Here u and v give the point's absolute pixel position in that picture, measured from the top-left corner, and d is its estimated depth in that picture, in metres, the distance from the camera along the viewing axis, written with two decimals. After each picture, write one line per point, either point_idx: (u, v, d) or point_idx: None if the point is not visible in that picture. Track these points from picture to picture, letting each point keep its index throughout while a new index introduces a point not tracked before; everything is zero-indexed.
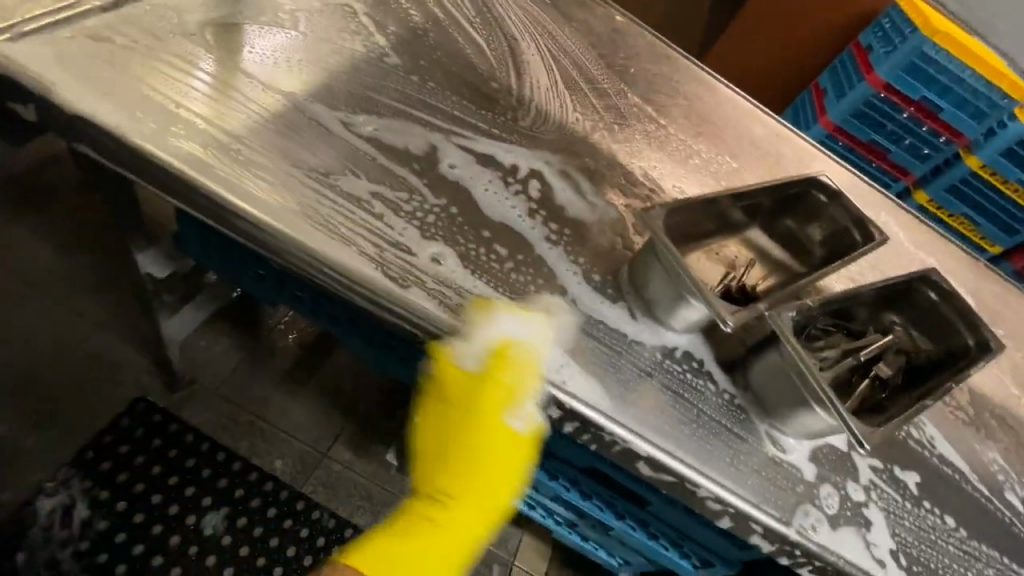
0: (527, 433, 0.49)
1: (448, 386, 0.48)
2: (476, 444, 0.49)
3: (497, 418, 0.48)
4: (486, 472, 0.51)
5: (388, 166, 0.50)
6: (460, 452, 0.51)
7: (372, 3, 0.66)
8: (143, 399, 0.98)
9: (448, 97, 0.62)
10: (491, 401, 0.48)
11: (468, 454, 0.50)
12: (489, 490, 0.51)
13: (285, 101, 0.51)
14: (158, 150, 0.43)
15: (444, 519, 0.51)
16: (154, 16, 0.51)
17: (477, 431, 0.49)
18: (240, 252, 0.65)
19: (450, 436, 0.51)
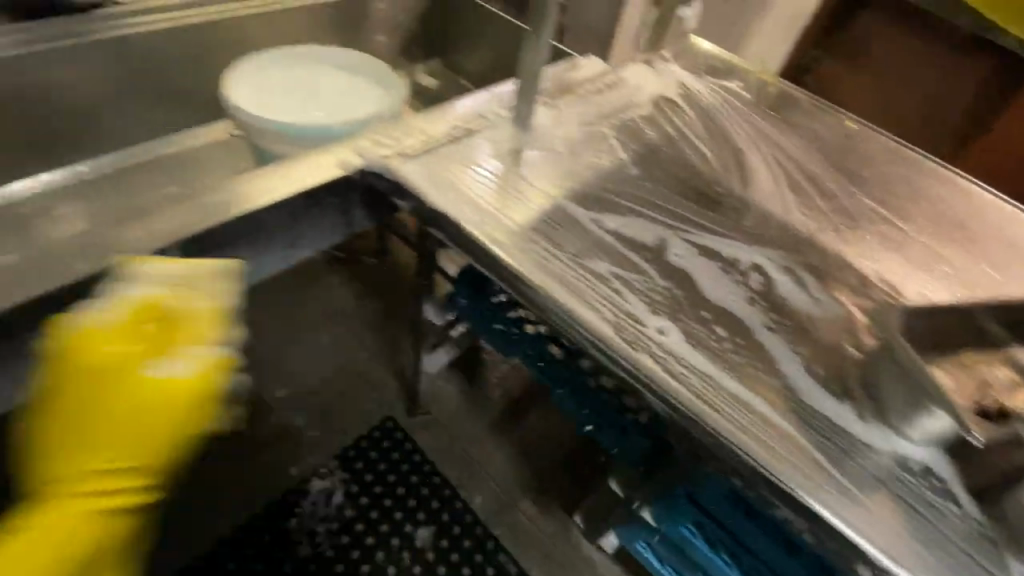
0: (180, 389, 0.48)
1: (120, 329, 0.48)
2: (93, 403, 0.48)
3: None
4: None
5: (628, 254, 0.62)
6: (80, 411, 0.48)
7: (620, 128, 0.83)
8: (391, 418, 1.26)
9: (678, 198, 0.72)
10: (129, 351, 0.48)
11: (110, 414, 0.47)
12: (137, 442, 0.48)
13: (555, 205, 0.68)
14: (471, 230, 0.62)
15: (73, 495, 0.48)
16: (477, 139, 0.73)
17: (113, 389, 0.48)
18: (507, 320, 0.90)
19: (77, 395, 0.48)
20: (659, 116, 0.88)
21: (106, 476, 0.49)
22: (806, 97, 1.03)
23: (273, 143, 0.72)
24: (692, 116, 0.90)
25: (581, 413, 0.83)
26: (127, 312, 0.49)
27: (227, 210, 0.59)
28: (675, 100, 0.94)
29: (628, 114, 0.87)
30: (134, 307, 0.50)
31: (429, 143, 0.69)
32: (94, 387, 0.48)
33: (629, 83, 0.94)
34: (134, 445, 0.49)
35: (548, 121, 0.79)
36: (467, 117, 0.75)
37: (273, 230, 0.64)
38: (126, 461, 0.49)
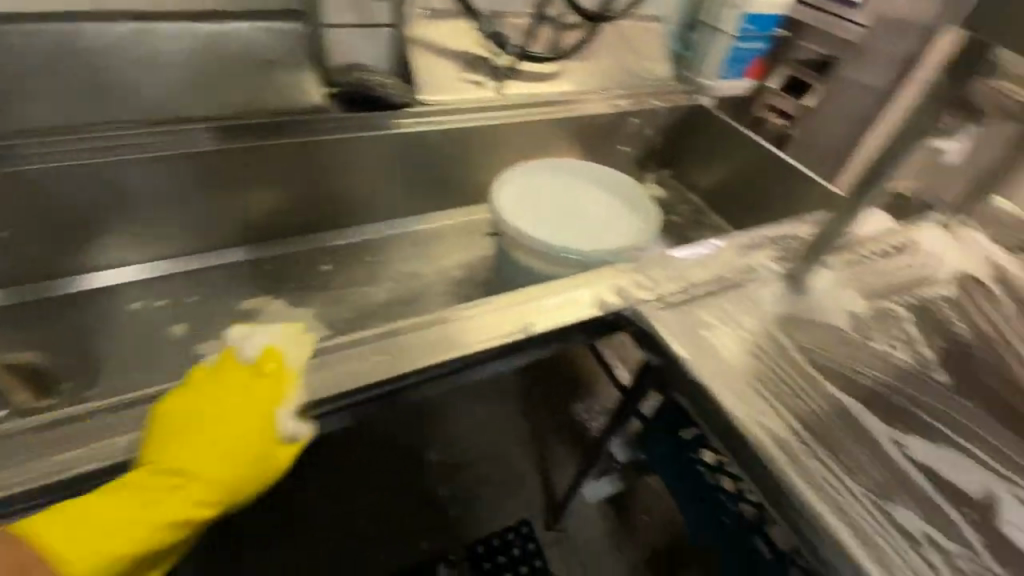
0: (275, 455, 0.46)
1: (234, 374, 0.47)
2: (218, 416, 0.45)
3: (257, 414, 0.46)
4: (227, 439, 0.45)
5: (943, 505, 0.47)
6: (196, 408, 0.45)
7: (916, 310, 0.67)
8: (527, 523, 1.16)
9: (1006, 434, 0.55)
10: (257, 401, 0.46)
11: (202, 418, 0.45)
12: (225, 443, 0.45)
13: (837, 400, 0.54)
14: (730, 412, 0.51)
15: (156, 443, 0.43)
16: (742, 304, 0.63)
17: (230, 409, 0.46)
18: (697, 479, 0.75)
19: (188, 394, 0.46)
20: (966, 298, 0.70)
21: (161, 480, 0.42)
22: None
23: (528, 257, 0.72)
24: (1009, 309, 0.72)
25: None
26: (246, 365, 0.47)
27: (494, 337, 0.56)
28: (984, 281, 0.75)
29: (929, 291, 0.70)
30: (253, 357, 0.47)
31: (690, 296, 0.63)
32: (179, 400, 0.46)
33: (926, 248, 0.76)
34: (220, 451, 0.44)
35: (826, 285, 0.66)
36: (733, 271, 0.66)
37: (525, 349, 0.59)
38: (214, 479, 0.44)
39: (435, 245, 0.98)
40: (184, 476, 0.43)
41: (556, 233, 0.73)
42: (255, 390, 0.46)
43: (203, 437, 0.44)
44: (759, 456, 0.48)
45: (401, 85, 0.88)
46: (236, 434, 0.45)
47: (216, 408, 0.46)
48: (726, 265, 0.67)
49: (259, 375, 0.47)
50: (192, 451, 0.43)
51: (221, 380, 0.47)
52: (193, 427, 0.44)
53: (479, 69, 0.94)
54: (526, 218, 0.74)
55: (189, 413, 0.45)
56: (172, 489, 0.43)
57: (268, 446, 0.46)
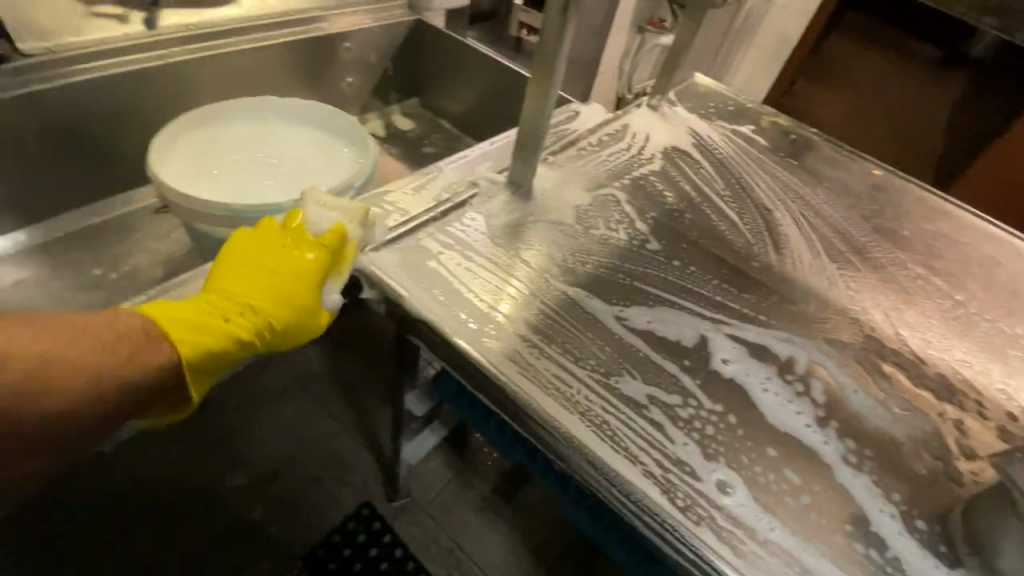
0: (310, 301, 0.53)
1: (286, 232, 0.53)
2: (269, 271, 0.51)
3: (299, 257, 0.52)
4: (280, 290, 0.51)
5: (661, 362, 0.49)
6: (255, 265, 0.52)
7: (630, 189, 0.71)
8: (368, 504, 1.04)
9: (711, 281, 0.61)
10: (312, 267, 0.52)
11: (259, 276, 0.51)
12: (282, 296, 0.51)
13: (564, 294, 0.54)
14: (452, 335, 0.48)
15: (213, 300, 0.50)
16: (468, 223, 0.59)
17: (279, 266, 0.51)
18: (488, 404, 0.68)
19: (246, 251, 0.52)
20: (672, 169, 0.77)
21: (234, 310, 0.50)
22: (825, 140, 0.93)
23: (216, 228, 0.58)
24: (710, 169, 0.80)
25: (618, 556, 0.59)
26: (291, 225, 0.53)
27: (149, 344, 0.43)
28: (688, 151, 0.82)
29: (639, 171, 0.75)
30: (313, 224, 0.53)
31: (411, 225, 0.56)
32: (242, 250, 0.52)
33: (636, 131, 0.82)
34: (273, 301, 0.51)
35: (550, 185, 0.67)
36: (456, 190, 0.62)
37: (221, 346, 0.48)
38: (275, 324, 0.51)
39: (130, 238, 0.78)
40: (234, 306, 0.50)
41: (242, 196, 0.61)
42: (296, 252, 0.51)
43: (264, 289, 0.51)
44: (488, 371, 0.46)
45: None
46: (288, 279, 0.51)
47: (270, 265, 0.51)
48: (449, 187, 0.62)
49: (315, 248, 0.52)
50: (262, 297, 0.51)
51: (268, 243, 0.52)
52: (248, 276, 0.51)
53: None
54: (200, 185, 0.60)
55: (259, 269, 0.51)
56: (222, 324, 0.49)
57: (306, 293, 0.52)
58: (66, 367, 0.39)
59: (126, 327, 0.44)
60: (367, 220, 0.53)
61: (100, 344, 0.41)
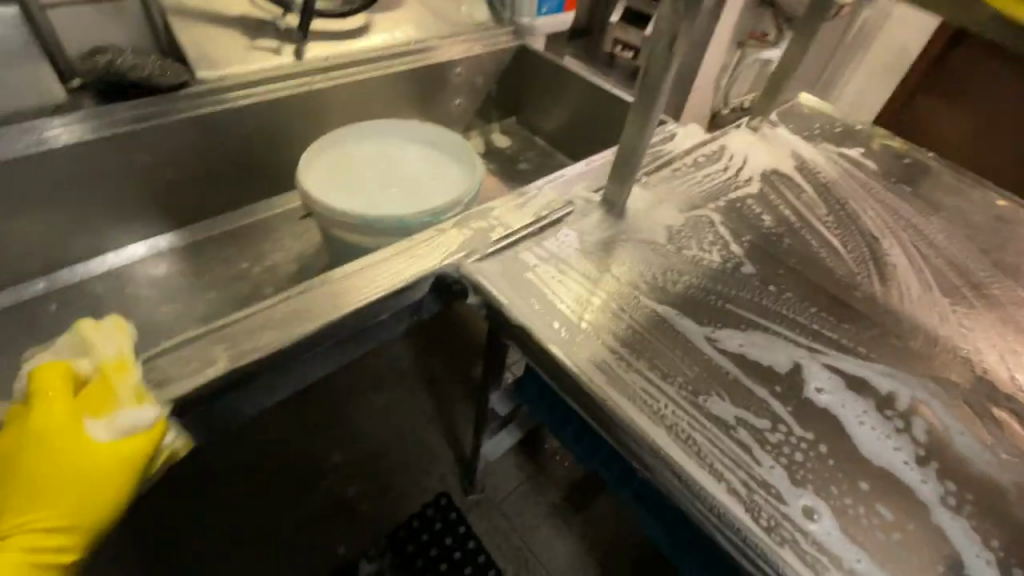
0: (107, 452, 0.44)
1: (29, 416, 0.44)
2: (46, 457, 0.44)
3: (69, 424, 0.44)
4: (76, 482, 0.44)
5: (750, 385, 0.50)
6: (26, 465, 0.44)
7: (725, 211, 0.72)
8: (445, 494, 1.10)
9: (806, 308, 0.60)
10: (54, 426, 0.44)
11: (42, 471, 0.44)
12: (60, 479, 0.44)
13: (655, 312, 0.57)
14: (547, 343, 0.52)
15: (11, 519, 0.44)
16: (565, 239, 0.63)
17: (41, 445, 0.44)
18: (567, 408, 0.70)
19: (8, 454, 0.45)
20: (769, 192, 0.77)
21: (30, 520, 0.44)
22: (946, 165, 0.87)
23: (345, 233, 0.66)
24: (811, 194, 0.78)
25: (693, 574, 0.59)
26: (36, 393, 0.45)
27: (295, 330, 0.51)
28: (788, 173, 0.81)
29: (735, 193, 0.75)
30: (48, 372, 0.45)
31: (513, 240, 0.61)
32: (4, 451, 0.45)
33: (733, 153, 0.82)
34: (64, 480, 0.44)
35: (643, 205, 0.70)
36: (553, 208, 0.66)
37: (348, 336, 0.56)
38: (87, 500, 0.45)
39: (269, 238, 0.91)
40: (33, 529, 0.44)
41: (368, 206, 0.69)
42: (50, 420, 0.44)
43: (61, 494, 0.44)
44: (579, 379, 0.49)
45: (168, 66, 0.80)
46: (89, 465, 0.44)
47: (37, 458, 0.44)
48: (547, 205, 0.67)
49: (52, 411, 0.44)
50: (53, 486, 0.44)
51: (26, 423, 0.44)
52: (32, 474, 0.44)
53: (267, 33, 0.88)
54: (334, 197, 0.69)
55: (33, 469, 0.44)
56: (32, 544, 0.44)
57: (93, 459, 0.44)
58: None
59: None
60: (120, 332, 0.47)
61: None
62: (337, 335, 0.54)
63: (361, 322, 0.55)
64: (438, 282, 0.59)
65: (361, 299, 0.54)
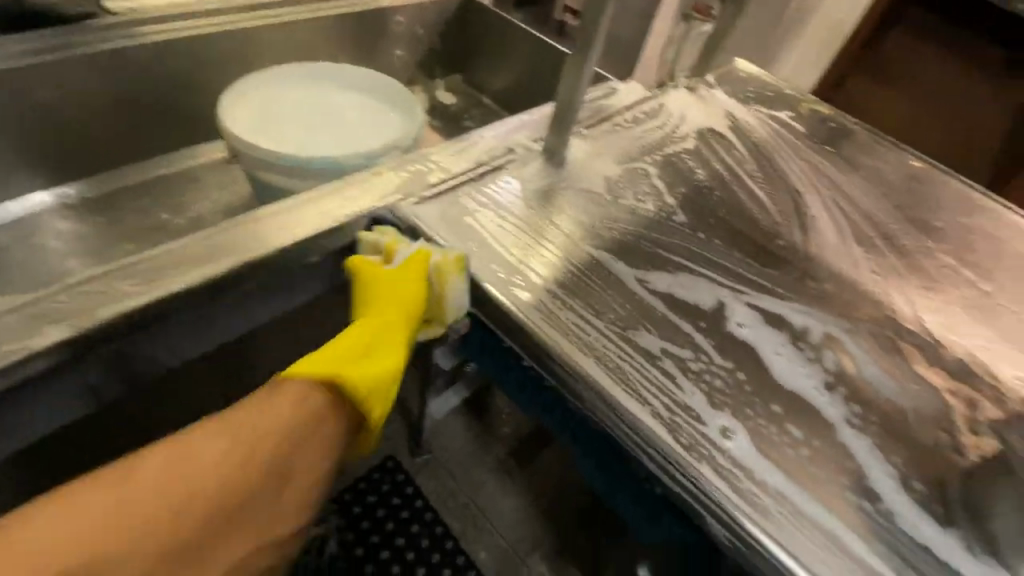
0: (413, 284, 0.51)
1: (382, 274, 0.52)
2: (393, 291, 0.51)
3: (380, 265, 0.53)
4: (394, 301, 0.52)
5: (677, 321, 0.53)
6: (371, 302, 0.52)
7: (662, 164, 0.74)
8: (392, 457, 1.11)
9: (732, 253, 0.63)
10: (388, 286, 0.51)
11: (385, 302, 0.52)
12: (398, 301, 0.52)
13: (591, 256, 0.58)
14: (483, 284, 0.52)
15: (356, 332, 0.51)
16: (504, 186, 0.63)
17: (393, 286, 0.51)
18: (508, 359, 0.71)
19: (366, 292, 0.53)
20: (704, 148, 0.79)
21: (370, 337, 0.51)
22: (865, 129, 0.93)
23: (274, 178, 0.63)
24: (743, 151, 0.81)
25: (625, 506, 0.62)
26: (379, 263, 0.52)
27: (209, 267, 0.49)
28: (722, 131, 0.84)
29: (672, 148, 0.77)
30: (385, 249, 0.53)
31: (451, 184, 0.60)
32: (365, 291, 0.53)
33: (671, 110, 0.84)
34: (399, 308, 0.52)
35: (583, 156, 0.71)
36: (493, 156, 0.66)
37: (276, 280, 0.54)
38: (401, 321, 0.52)
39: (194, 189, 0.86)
40: (349, 349, 0.50)
41: (299, 150, 0.66)
42: (383, 275, 0.52)
43: (376, 318, 0.52)
44: (513, 316, 0.50)
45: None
46: (400, 292, 0.51)
47: (370, 294, 0.53)
48: (487, 152, 0.66)
49: (407, 270, 0.51)
50: (392, 306, 0.52)
51: (380, 280, 0.52)
52: (379, 315, 0.52)
53: None
54: (262, 139, 0.66)
55: (380, 302, 0.52)
56: (360, 359, 0.50)
57: (405, 285, 0.51)
58: (255, 450, 0.45)
59: (287, 396, 0.47)
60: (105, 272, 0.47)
61: (294, 420, 0.47)
62: (261, 278, 0.52)
63: (290, 264, 0.53)
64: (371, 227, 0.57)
65: (290, 237, 0.52)
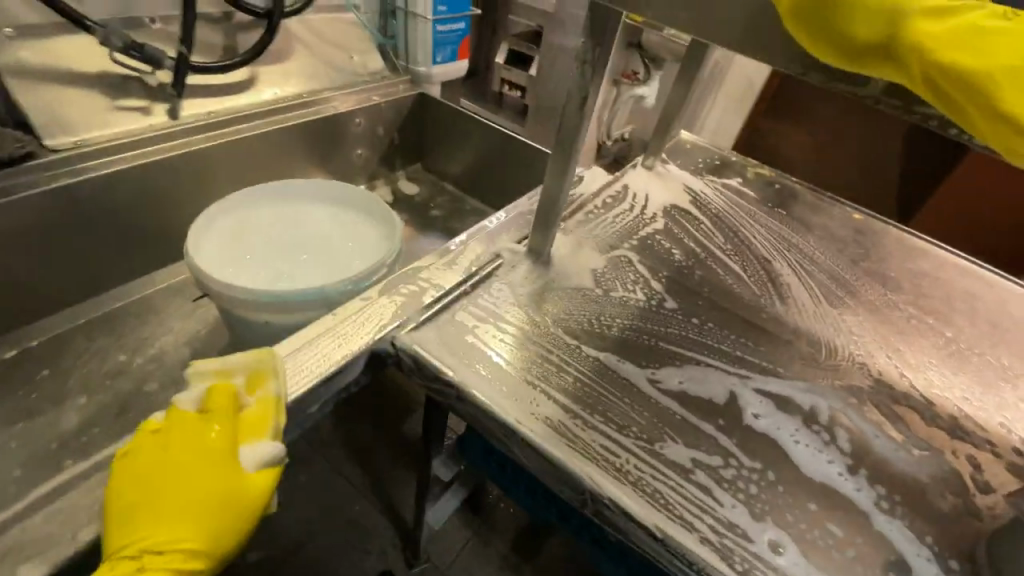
0: (234, 479, 0.45)
1: (180, 452, 0.45)
2: (183, 492, 0.44)
3: (206, 454, 0.45)
4: (196, 485, 0.44)
5: (697, 423, 0.52)
6: (184, 501, 0.44)
7: (639, 249, 0.76)
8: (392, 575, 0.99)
9: (726, 335, 0.65)
10: (203, 474, 0.44)
11: (174, 497, 0.44)
12: (190, 503, 0.44)
13: (599, 361, 0.57)
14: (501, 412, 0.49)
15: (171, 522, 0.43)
16: (498, 294, 0.61)
17: (209, 478, 0.44)
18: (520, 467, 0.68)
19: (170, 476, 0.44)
20: (674, 227, 0.82)
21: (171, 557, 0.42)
22: (808, 188, 1.00)
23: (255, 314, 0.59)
24: (708, 225, 0.85)
25: None
26: (203, 416, 0.47)
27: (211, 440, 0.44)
28: (685, 207, 0.88)
29: (644, 231, 0.80)
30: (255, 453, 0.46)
31: (446, 302, 0.58)
32: (168, 466, 0.44)
33: (635, 192, 0.88)
34: (207, 514, 0.44)
35: (567, 251, 0.71)
36: (481, 263, 0.65)
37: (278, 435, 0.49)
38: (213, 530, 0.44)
39: (152, 321, 0.79)
40: (148, 553, 0.41)
41: (270, 282, 0.63)
42: (215, 453, 0.45)
43: (213, 486, 0.44)
44: (538, 447, 0.47)
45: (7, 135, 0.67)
46: (220, 483, 0.44)
47: (186, 476, 0.43)
48: (474, 259, 0.65)
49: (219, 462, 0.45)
50: (192, 503, 0.44)
51: (196, 456, 0.45)
52: (164, 493, 0.44)
53: (133, 91, 0.77)
54: (233, 267, 0.63)
55: (157, 483, 0.44)
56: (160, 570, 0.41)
57: (239, 486, 0.45)
58: None
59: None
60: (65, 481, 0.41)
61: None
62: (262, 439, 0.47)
63: (289, 417, 0.49)
64: (371, 360, 0.54)
65: (290, 389, 0.48)
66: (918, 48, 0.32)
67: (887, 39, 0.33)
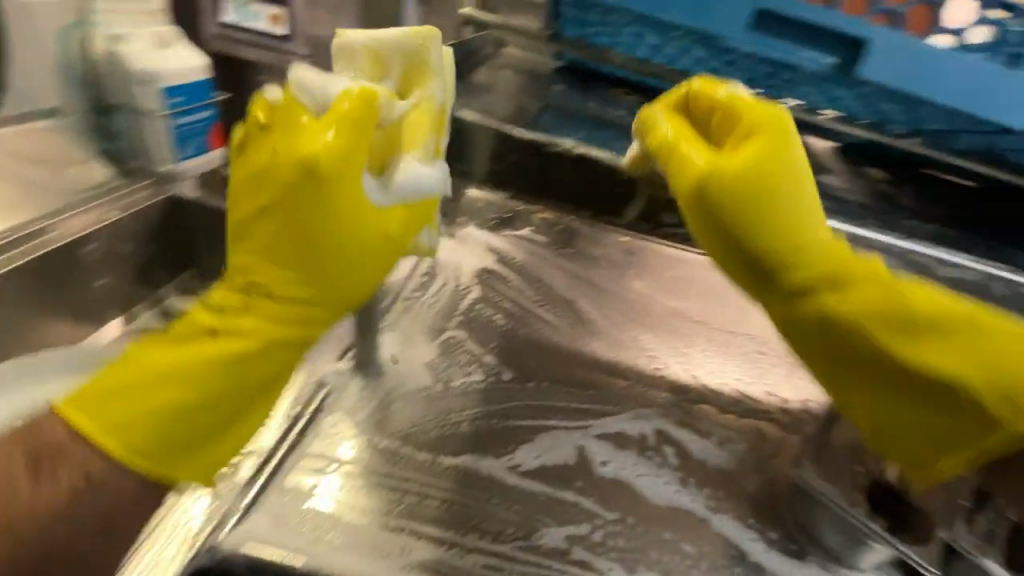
0: (369, 222, 0.50)
1: (322, 166, 0.47)
2: (317, 225, 0.48)
3: (348, 179, 0.48)
4: (314, 222, 0.48)
5: (560, 496, 0.56)
6: (297, 241, 0.48)
7: (465, 324, 0.77)
8: None
9: (561, 389, 0.70)
10: (332, 193, 0.48)
11: (303, 226, 0.48)
12: (316, 259, 0.48)
13: (457, 468, 0.56)
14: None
15: (261, 284, 0.48)
16: (332, 432, 0.58)
17: (326, 215, 0.48)
18: None
19: (294, 195, 0.47)
20: (490, 290, 0.86)
21: (274, 291, 0.48)
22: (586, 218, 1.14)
23: None
24: (517, 280, 0.91)
25: None
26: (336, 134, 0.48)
27: None
28: (494, 267, 0.93)
29: (464, 302, 0.82)
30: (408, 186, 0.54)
31: (276, 470, 0.54)
32: (288, 180, 0.47)
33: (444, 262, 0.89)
34: (312, 276, 0.49)
35: (394, 350, 0.69)
36: (303, 402, 0.60)
37: None
38: (316, 292, 0.49)
39: None
40: (264, 280, 0.48)
41: None
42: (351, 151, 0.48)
43: (335, 223, 0.48)
44: None
45: None
46: (348, 210, 0.49)
47: (341, 222, 0.48)
48: (295, 401, 0.60)
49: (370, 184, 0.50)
50: (306, 250, 0.48)
51: (313, 188, 0.47)
52: (274, 207, 0.48)
53: None
54: None
55: (271, 208, 0.48)
56: (250, 343, 0.46)
57: (368, 230, 0.50)
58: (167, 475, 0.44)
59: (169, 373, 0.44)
60: None
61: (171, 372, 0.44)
62: None
63: None
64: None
65: None
66: (792, 292, 0.46)
67: (771, 270, 0.46)
